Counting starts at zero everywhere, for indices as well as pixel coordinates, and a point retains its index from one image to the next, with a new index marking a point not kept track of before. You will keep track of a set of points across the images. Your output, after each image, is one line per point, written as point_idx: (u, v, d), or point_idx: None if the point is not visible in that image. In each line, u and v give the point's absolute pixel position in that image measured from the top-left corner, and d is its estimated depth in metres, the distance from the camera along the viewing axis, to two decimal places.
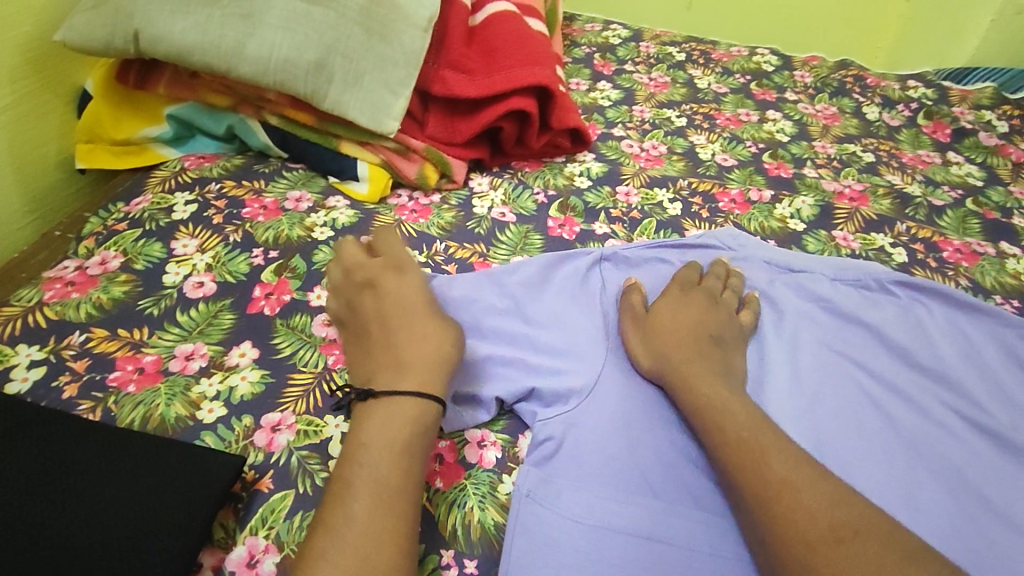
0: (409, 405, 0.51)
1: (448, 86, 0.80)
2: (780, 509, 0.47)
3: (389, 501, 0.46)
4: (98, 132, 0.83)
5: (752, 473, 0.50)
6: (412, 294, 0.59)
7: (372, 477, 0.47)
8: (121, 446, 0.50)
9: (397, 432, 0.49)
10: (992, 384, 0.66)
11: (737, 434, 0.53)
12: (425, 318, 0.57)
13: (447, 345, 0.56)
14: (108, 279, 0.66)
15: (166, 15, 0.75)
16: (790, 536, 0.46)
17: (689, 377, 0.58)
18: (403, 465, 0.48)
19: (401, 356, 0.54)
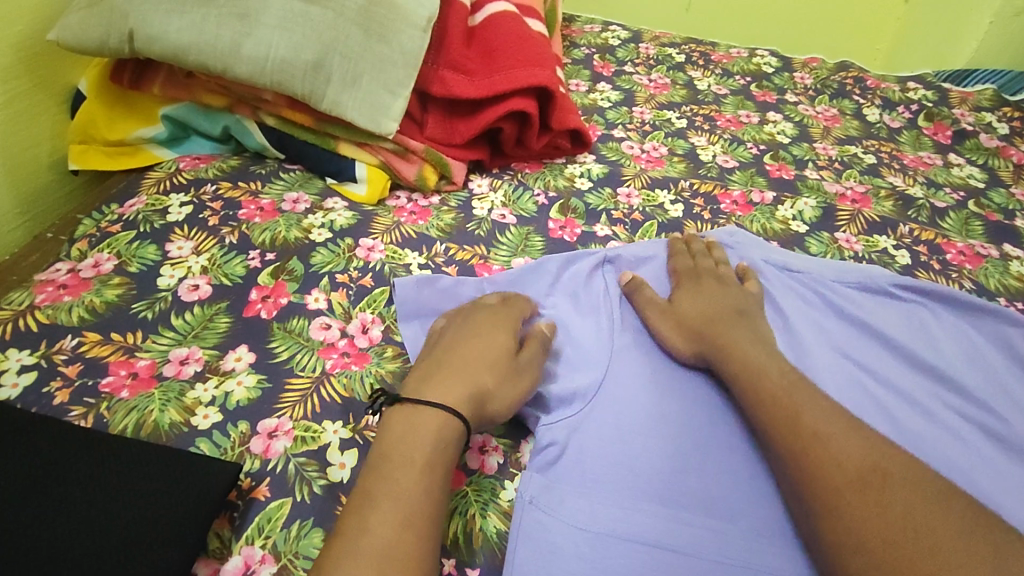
0: (433, 418, 0.51)
1: (447, 86, 0.79)
2: (810, 460, 0.50)
3: (409, 517, 0.45)
4: (92, 132, 0.82)
5: (784, 427, 0.53)
6: (496, 328, 0.59)
7: (393, 491, 0.46)
8: (115, 454, 0.48)
9: (421, 448, 0.49)
10: (998, 386, 0.65)
11: (769, 393, 0.55)
12: (493, 355, 0.56)
13: (490, 377, 0.55)
14: (101, 282, 0.65)
15: (161, 14, 0.73)
16: (822, 484, 0.48)
17: (726, 345, 0.61)
18: (424, 482, 0.47)
19: (445, 373, 0.54)
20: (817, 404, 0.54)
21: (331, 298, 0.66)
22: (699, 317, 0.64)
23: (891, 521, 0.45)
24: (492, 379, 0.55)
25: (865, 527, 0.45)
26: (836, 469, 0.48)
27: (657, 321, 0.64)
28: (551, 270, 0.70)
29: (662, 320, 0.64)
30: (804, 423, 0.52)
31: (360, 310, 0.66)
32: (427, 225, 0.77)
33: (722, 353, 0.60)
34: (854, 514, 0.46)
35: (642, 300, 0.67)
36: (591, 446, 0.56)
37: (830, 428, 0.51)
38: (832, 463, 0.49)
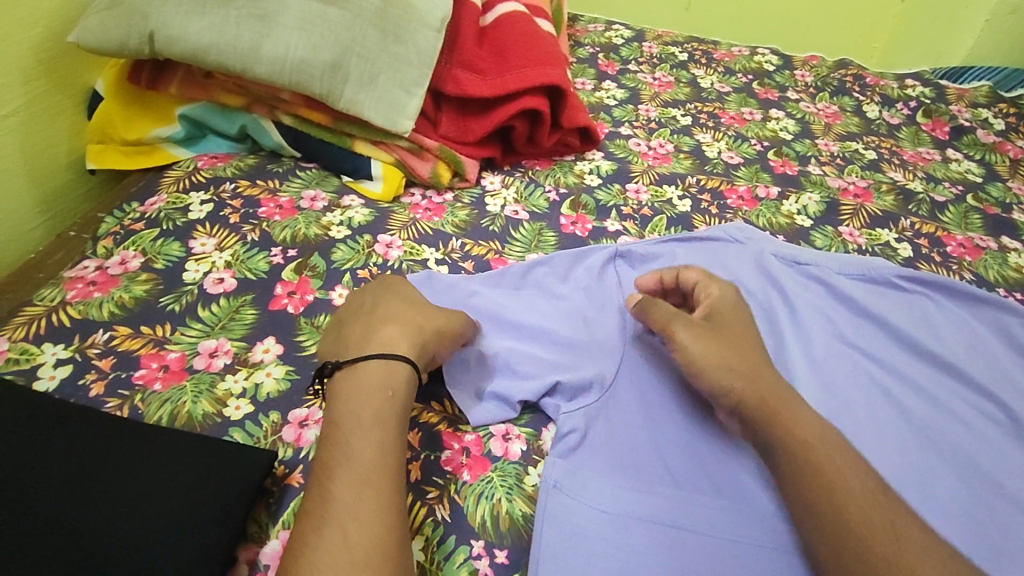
0: (379, 371, 0.53)
1: (461, 85, 0.81)
2: (812, 473, 0.50)
3: (365, 475, 0.47)
4: (110, 132, 0.83)
5: (778, 437, 0.53)
6: (394, 287, 0.63)
7: (347, 455, 0.48)
8: (153, 444, 0.50)
9: (368, 407, 0.51)
10: (1000, 373, 0.68)
11: (764, 402, 0.55)
12: (416, 304, 0.60)
13: (417, 316, 0.58)
14: (129, 278, 0.66)
15: (182, 16, 0.75)
16: (823, 500, 0.49)
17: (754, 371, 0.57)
18: (375, 437, 0.49)
19: (379, 328, 0.57)
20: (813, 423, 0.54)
21: None
22: (723, 334, 0.60)
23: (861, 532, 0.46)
24: (422, 316, 0.58)
25: (835, 539, 0.47)
26: (823, 481, 0.49)
27: (685, 340, 0.59)
28: (569, 266, 0.72)
29: (693, 339, 0.59)
30: (795, 434, 0.52)
31: None
32: (443, 221, 0.79)
33: (749, 378, 0.56)
34: (848, 527, 0.47)
35: (659, 314, 0.62)
36: (609, 433, 0.58)
37: (823, 442, 0.52)
38: (817, 474, 0.50)
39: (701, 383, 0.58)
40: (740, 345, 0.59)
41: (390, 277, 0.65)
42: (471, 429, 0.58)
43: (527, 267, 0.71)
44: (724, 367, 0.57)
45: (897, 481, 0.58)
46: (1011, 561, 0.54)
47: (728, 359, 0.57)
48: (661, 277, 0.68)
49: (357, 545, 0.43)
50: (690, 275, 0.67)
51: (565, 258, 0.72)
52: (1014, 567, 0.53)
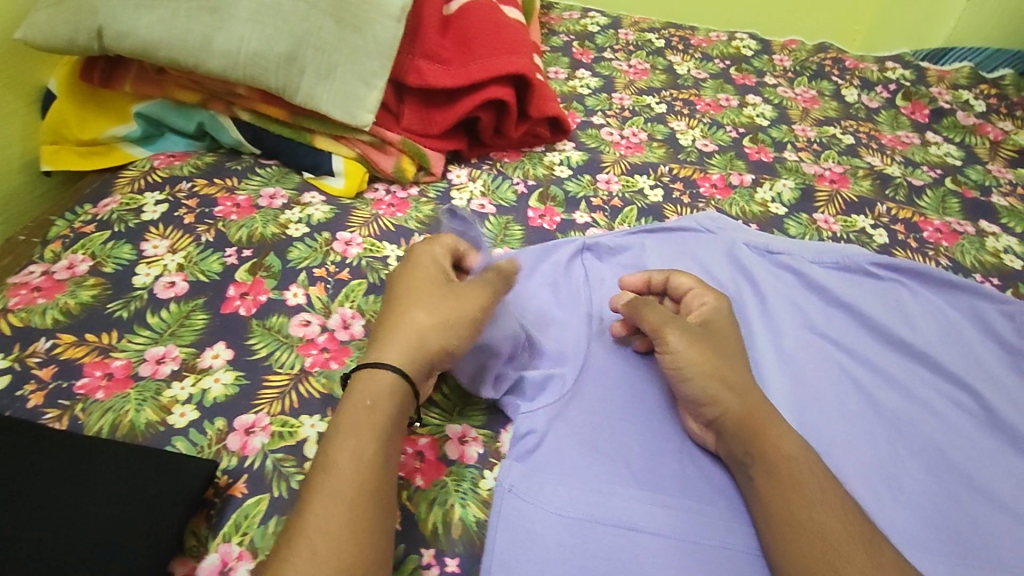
0: (363, 380, 0.51)
1: (423, 76, 0.79)
2: (784, 481, 0.50)
3: (334, 484, 0.45)
4: (64, 133, 0.81)
5: (760, 449, 0.52)
6: (415, 272, 0.59)
7: (322, 466, 0.46)
8: (86, 456, 0.48)
9: (346, 413, 0.49)
10: (973, 362, 0.66)
11: (741, 408, 0.54)
12: (425, 295, 0.56)
13: (417, 315, 0.54)
14: (75, 283, 0.64)
15: (130, 10, 0.72)
16: (789, 508, 0.48)
17: (739, 381, 0.56)
18: (349, 447, 0.47)
19: (382, 329, 0.54)
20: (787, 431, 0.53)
21: (310, 293, 0.66)
22: (714, 343, 0.58)
23: (832, 549, 0.45)
24: (423, 315, 0.54)
25: (803, 555, 0.46)
26: (801, 497, 0.48)
27: (678, 347, 0.57)
28: (533, 261, 0.70)
29: (688, 347, 0.57)
30: (778, 448, 0.51)
31: (340, 305, 0.65)
32: (406, 217, 0.76)
33: (738, 392, 0.55)
34: (808, 536, 0.46)
35: (653, 318, 0.59)
36: (571, 433, 0.56)
37: (801, 454, 0.51)
38: (794, 488, 0.49)
39: (687, 391, 0.56)
40: (730, 357, 0.58)
41: (422, 250, 0.61)
42: (426, 432, 0.56)
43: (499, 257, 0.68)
44: (716, 378, 0.55)
45: (864, 476, 0.56)
46: (979, 555, 0.52)
47: (718, 370, 0.56)
48: (649, 279, 0.66)
49: (323, 559, 0.41)
50: (682, 280, 0.64)
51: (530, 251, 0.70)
52: (983, 561, 0.52)
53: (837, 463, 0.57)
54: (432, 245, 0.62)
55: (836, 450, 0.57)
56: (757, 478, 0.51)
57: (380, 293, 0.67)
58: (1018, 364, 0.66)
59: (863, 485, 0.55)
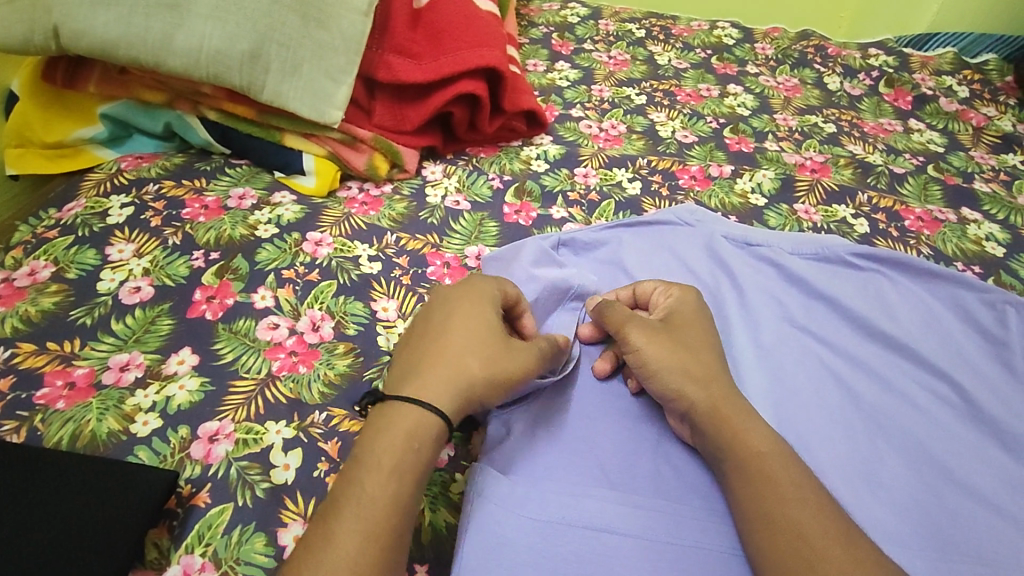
0: (409, 419, 0.47)
1: (393, 72, 0.77)
2: (758, 478, 0.48)
3: (370, 527, 0.42)
4: (28, 135, 0.78)
5: (730, 444, 0.50)
6: (470, 304, 0.55)
7: (359, 501, 0.43)
8: (39, 468, 0.47)
9: (389, 452, 0.45)
10: (954, 351, 0.65)
11: (709, 403, 0.53)
12: (485, 339, 0.52)
13: (472, 361, 0.51)
14: (36, 290, 0.63)
15: (86, 7, 0.70)
16: (764, 504, 0.47)
17: (711, 375, 0.55)
18: (391, 489, 0.44)
19: (431, 361, 0.51)
20: (758, 424, 0.52)
21: (278, 295, 0.64)
22: (679, 335, 0.57)
23: (807, 546, 0.44)
24: (477, 362, 0.51)
25: (780, 552, 0.45)
26: (774, 493, 0.47)
27: (641, 343, 0.56)
28: (535, 261, 0.67)
29: (649, 341, 0.56)
30: (747, 444, 0.50)
31: (309, 307, 0.64)
32: (379, 215, 0.75)
33: (704, 383, 0.54)
34: (783, 532, 0.45)
35: (614, 316, 0.58)
36: (546, 434, 0.55)
37: (769, 448, 0.50)
38: (767, 484, 0.48)
39: (654, 387, 0.55)
40: (697, 349, 0.56)
41: (482, 282, 0.57)
42: None
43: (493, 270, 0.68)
44: (680, 371, 0.54)
45: (841, 470, 0.55)
46: (959, 549, 0.52)
47: (682, 362, 0.55)
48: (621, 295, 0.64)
49: None
50: (646, 284, 0.63)
51: (530, 253, 0.67)
52: (961, 555, 0.51)
53: (813, 458, 0.56)
54: (493, 280, 0.58)
55: (812, 446, 0.57)
56: (729, 475, 0.50)
57: (351, 294, 0.66)
58: (1001, 354, 0.65)
59: (841, 481, 0.54)
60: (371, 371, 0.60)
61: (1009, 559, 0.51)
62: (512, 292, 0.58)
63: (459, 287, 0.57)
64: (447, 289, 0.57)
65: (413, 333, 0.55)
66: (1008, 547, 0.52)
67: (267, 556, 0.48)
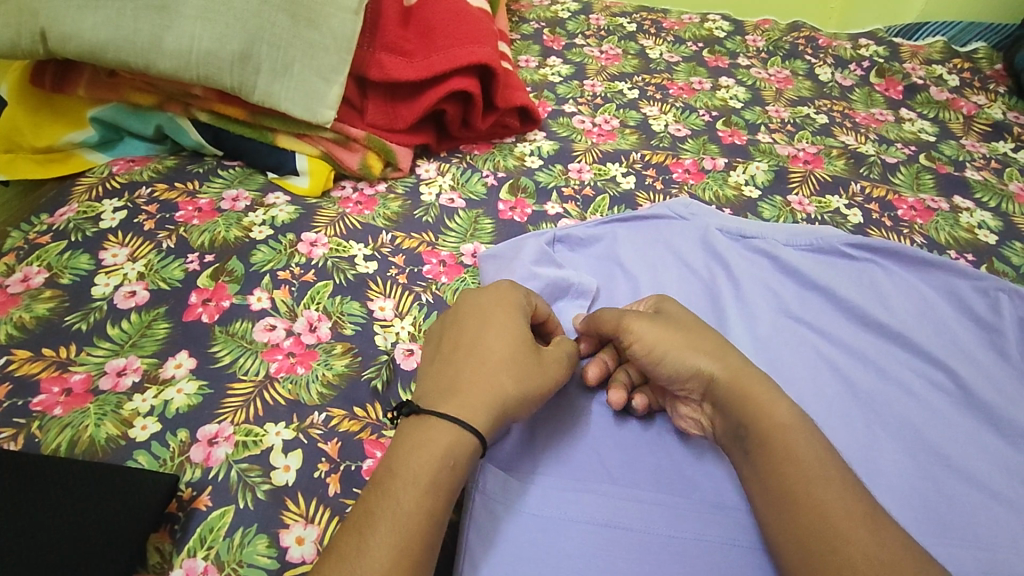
0: (446, 434, 0.46)
1: (385, 70, 0.77)
2: (779, 451, 0.47)
3: (405, 541, 0.42)
4: (17, 140, 0.77)
5: (753, 419, 0.50)
6: (503, 319, 0.54)
7: (395, 514, 0.42)
8: (36, 474, 0.47)
9: (426, 467, 0.45)
10: (947, 338, 0.66)
11: (730, 377, 0.52)
12: (518, 356, 0.52)
13: (506, 379, 0.50)
14: (30, 296, 0.62)
15: (73, 11, 0.70)
16: (786, 480, 0.46)
17: (723, 348, 0.54)
18: (426, 506, 0.43)
19: (467, 378, 0.50)
20: (776, 394, 0.51)
21: (275, 296, 0.64)
22: (675, 319, 0.57)
23: (831, 527, 0.43)
24: (511, 380, 0.50)
25: (800, 529, 0.44)
26: (798, 472, 0.46)
27: (642, 330, 0.55)
28: (535, 261, 0.67)
29: (648, 326, 0.55)
30: (771, 417, 0.49)
31: (305, 308, 0.64)
32: (374, 215, 0.75)
33: (717, 356, 0.53)
34: (803, 508, 0.45)
35: (610, 316, 0.58)
36: (547, 429, 0.56)
37: (792, 421, 0.49)
38: (790, 462, 0.47)
39: (664, 372, 0.54)
40: (698, 328, 0.56)
41: (513, 294, 0.57)
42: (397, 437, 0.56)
43: (490, 268, 0.68)
44: (688, 349, 0.54)
45: None
46: (955, 532, 0.52)
47: (688, 341, 0.54)
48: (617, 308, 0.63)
49: None
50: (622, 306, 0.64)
51: (530, 253, 0.68)
52: (959, 539, 0.52)
53: None
54: (524, 294, 0.58)
55: None
56: (753, 453, 0.49)
57: (347, 294, 0.66)
58: (994, 341, 0.66)
59: None
60: (369, 370, 0.59)
61: (1006, 542, 0.52)
62: (539, 309, 0.58)
63: (491, 298, 0.56)
64: (477, 299, 0.57)
65: (441, 346, 0.54)
66: (1004, 532, 0.52)
67: (270, 557, 0.48)
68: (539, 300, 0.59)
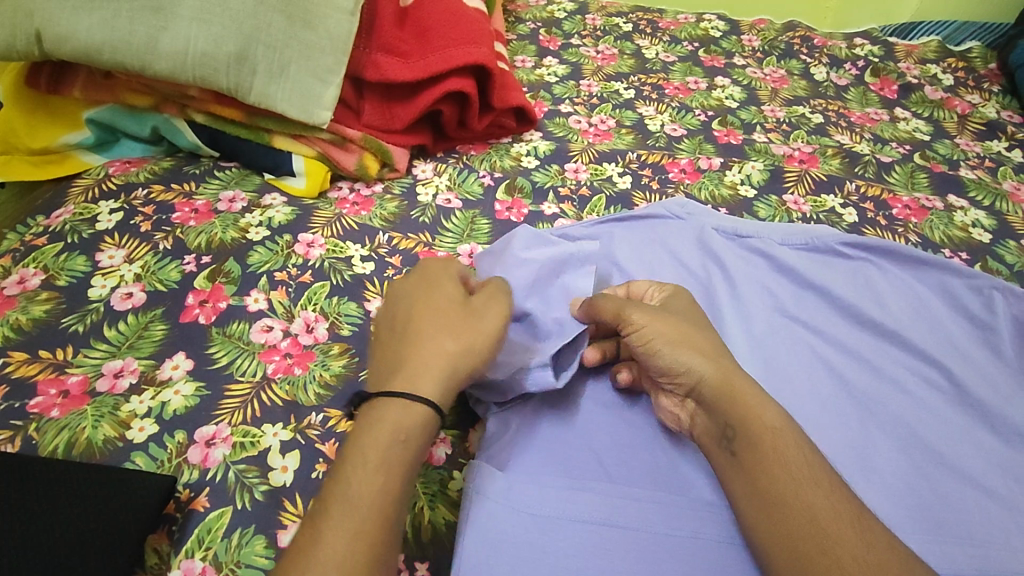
0: (394, 411, 0.47)
1: (381, 70, 0.77)
2: (770, 454, 0.47)
3: (359, 521, 0.42)
4: (13, 142, 0.77)
5: (743, 421, 0.49)
6: (430, 291, 0.55)
7: (346, 498, 0.43)
8: (34, 475, 0.47)
9: (373, 446, 0.45)
10: (941, 337, 0.66)
11: (722, 381, 0.52)
12: (451, 316, 0.53)
13: (445, 340, 0.51)
14: (27, 298, 0.62)
15: (69, 12, 0.70)
16: (776, 483, 0.46)
17: (716, 350, 0.54)
18: (376, 484, 0.44)
19: (407, 355, 0.50)
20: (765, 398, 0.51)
21: (272, 297, 0.64)
22: (677, 316, 0.57)
23: (821, 530, 0.43)
24: (450, 339, 0.51)
25: (789, 531, 0.44)
26: (787, 474, 0.46)
27: (643, 321, 0.55)
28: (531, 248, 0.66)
29: (650, 319, 0.55)
30: (761, 420, 0.49)
31: (302, 308, 0.64)
32: (371, 215, 0.75)
33: (710, 358, 0.53)
34: (794, 511, 0.45)
35: (609, 304, 0.57)
36: (543, 429, 0.56)
37: (782, 425, 0.49)
38: (779, 465, 0.47)
39: (658, 365, 0.54)
40: (696, 327, 0.56)
41: (436, 269, 0.58)
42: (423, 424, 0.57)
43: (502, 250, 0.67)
44: (684, 347, 0.53)
45: (835, 457, 0.56)
46: (949, 530, 0.53)
47: (684, 338, 0.54)
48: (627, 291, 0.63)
49: None
50: (641, 283, 0.63)
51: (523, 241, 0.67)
52: (952, 536, 0.52)
53: None
54: (442, 264, 0.59)
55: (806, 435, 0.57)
56: (739, 454, 0.49)
57: (344, 294, 0.66)
58: (988, 340, 0.66)
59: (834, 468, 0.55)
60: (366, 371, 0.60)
61: (999, 539, 0.52)
62: (459, 270, 0.59)
63: (417, 279, 0.57)
64: (403, 282, 0.58)
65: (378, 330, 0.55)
66: (998, 530, 0.53)
67: (268, 557, 0.48)
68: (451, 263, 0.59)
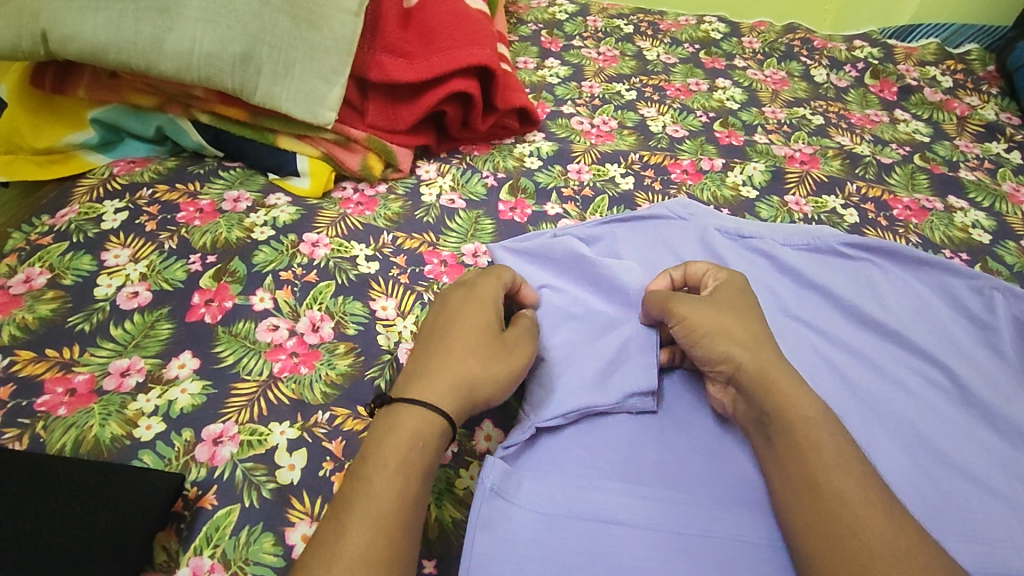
0: (415, 419, 0.48)
1: (385, 71, 0.77)
2: (802, 440, 0.48)
3: (379, 519, 0.43)
4: (18, 142, 0.78)
5: (777, 407, 0.50)
6: (468, 307, 0.56)
7: (367, 497, 0.44)
8: (42, 473, 0.47)
9: (394, 449, 0.46)
10: (944, 336, 0.66)
11: (760, 368, 0.52)
12: (483, 341, 0.54)
13: (471, 363, 0.52)
14: (33, 297, 0.62)
15: (74, 13, 0.70)
16: (808, 467, 0.47)
17: (760, 339, 0.55)
18: (397, 486, 0.44)
19: (433, 367, 0.52)
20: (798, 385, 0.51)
21: (277, 296, 0.65)
22: (727, 308, 0.57)
23: (850, 514, 0.44)
24: (476, 363, 0.52)
25: (819, 515, 0.45)
26: (819, 459, 0.47)
27: (686, 312, 0.57)
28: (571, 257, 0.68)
29: (692, 309, 0.57)
30: (795, 407, 0.49)
31: (308, 307, 0.64)
32: (375, 215, 0.75)
33: (751, 347, 0.54)
34: (824, 495, 0.45)
35: (656, 298, 0.60)
36: (549, 431, 0.56)
37: (815, 410, 0.49)
38: (812, 450, 0.47)
39: (701, 354, 0.55)
40: (745, 319, 0.56)
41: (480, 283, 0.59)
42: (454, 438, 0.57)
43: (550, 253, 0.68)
44: (723, 336, 0.55)
45: None
46: (951, 527, 0.53)
47: (728, 328, 0.55)
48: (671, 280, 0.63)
49: None
50: (697, 266, 0.63)
51: (565, 253, 0.67)
52: (954, 533, 0.52)
53: None
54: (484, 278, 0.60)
55: None
56: (775, 439, 0.49)
57: (349, 294, 0.66)
58: (989, 340, 0.66)
59: None
60: (372, 370, 0.60)
61: (1003, 537, 0.52)
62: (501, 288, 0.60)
63: (457, 291, 0.58)
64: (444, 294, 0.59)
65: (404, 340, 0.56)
66: (1002, 528, 0.53)
67: (276, 555, 0.48)
68: (507, 274, 0.61)
